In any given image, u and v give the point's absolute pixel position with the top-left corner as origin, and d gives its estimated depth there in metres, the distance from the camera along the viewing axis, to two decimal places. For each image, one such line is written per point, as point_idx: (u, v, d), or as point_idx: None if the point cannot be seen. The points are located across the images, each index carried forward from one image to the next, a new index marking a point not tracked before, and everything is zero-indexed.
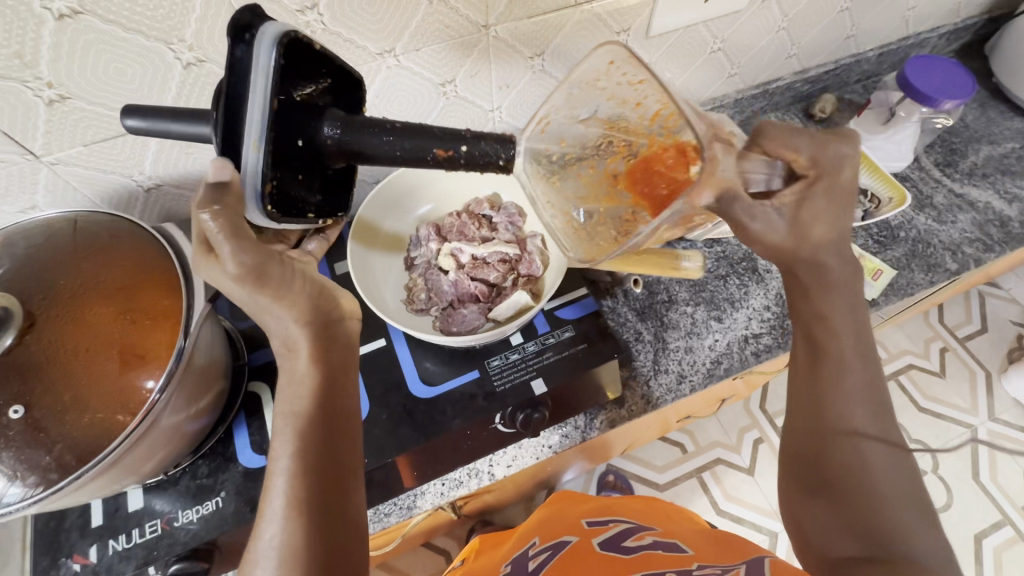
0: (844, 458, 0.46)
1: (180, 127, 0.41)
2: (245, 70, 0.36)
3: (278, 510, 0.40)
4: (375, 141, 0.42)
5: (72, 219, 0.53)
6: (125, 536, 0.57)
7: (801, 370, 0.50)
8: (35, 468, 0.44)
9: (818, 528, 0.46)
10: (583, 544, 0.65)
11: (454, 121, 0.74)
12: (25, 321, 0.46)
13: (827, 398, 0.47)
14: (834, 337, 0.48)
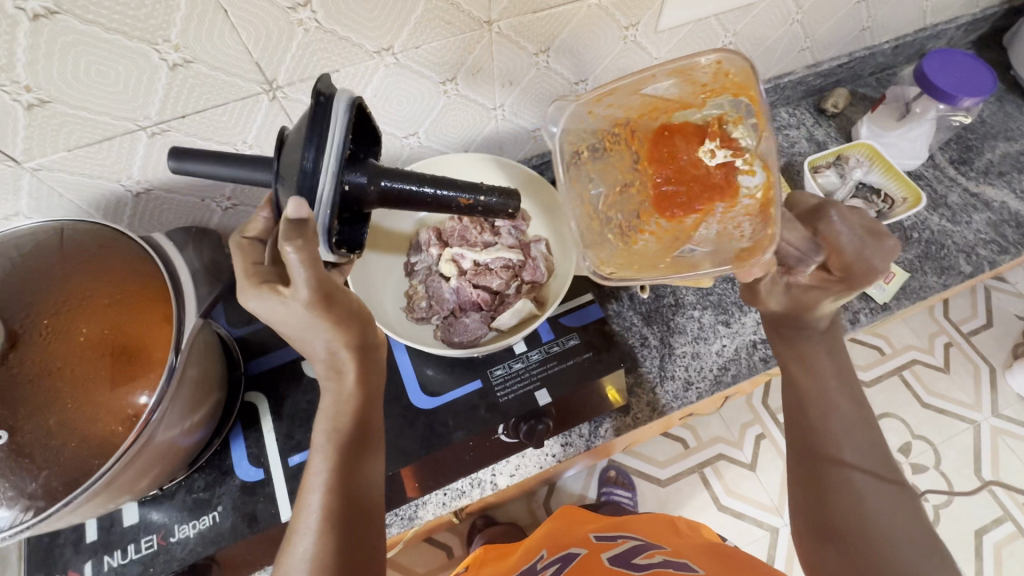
0: (842, 497, 0.51)
1: (244, 175, 0.44)
2: (323, 123, 0.39)
3: (312, 524, 0.43)
4: (410, 190, 0.48)
5: (59, 227, 0.51)
6: (121, 551, 0.56)
7: (794, 419, 0.57)
8: (23, 494, 0.42)
9: (832, 569, 0.50)
10: (593, 559, 0.68)
11: (455, 120, 0.71)
12: (8, 341, 0.43)
13: (820, 443, 0.54)
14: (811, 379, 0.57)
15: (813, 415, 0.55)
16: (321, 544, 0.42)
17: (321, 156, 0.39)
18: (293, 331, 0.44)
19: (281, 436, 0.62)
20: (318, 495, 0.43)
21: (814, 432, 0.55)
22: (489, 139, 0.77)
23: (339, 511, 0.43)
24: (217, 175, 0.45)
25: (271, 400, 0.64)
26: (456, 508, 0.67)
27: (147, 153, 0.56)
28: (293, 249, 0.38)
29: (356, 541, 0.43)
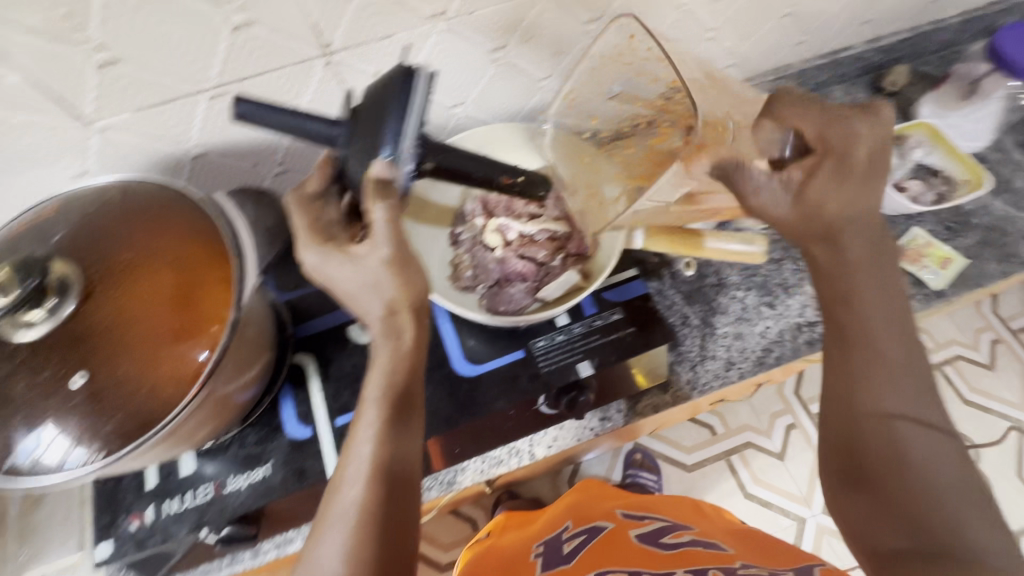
0: (881, 450, 0.46)
1: (322, 127, 0.44)
2: (409, 99, 0.41)
3: (360, 474, 0.43)
4: (463, 167, 0.50)
5: (124, 185, 0.53)
6: (180, 498, 0.58)
7: (833, 363, 0.49)
8: (99, 436, 0.45)
9: (863, 519, 0.47)
10: (619, 534, 0.67)
11: (502, 91, 0.70)
12: (84, 290, 0.46)
13: (862, 393, 0.47)
14: (858, 320, 0.48)
15: (857, 362, 0.48)
16: (369, 494, 0.43)
17: (403, 129, 0.41)
18: (356, 290, 0.45)
19: (328, 397, 0.63)
20: (367, 447, 0.44)
21: (857, 382, 0.47)
22: (534, 111, 0.77)
23: (390, 465, 0.44)
24: (284, 125, 0.43)
25: (318, 362, 0.65)
26: (493, 476, 0.69)
27: (206, 115, 0.57)
28: (382, 208, 0.42)
29: (404, 496, 0.44)
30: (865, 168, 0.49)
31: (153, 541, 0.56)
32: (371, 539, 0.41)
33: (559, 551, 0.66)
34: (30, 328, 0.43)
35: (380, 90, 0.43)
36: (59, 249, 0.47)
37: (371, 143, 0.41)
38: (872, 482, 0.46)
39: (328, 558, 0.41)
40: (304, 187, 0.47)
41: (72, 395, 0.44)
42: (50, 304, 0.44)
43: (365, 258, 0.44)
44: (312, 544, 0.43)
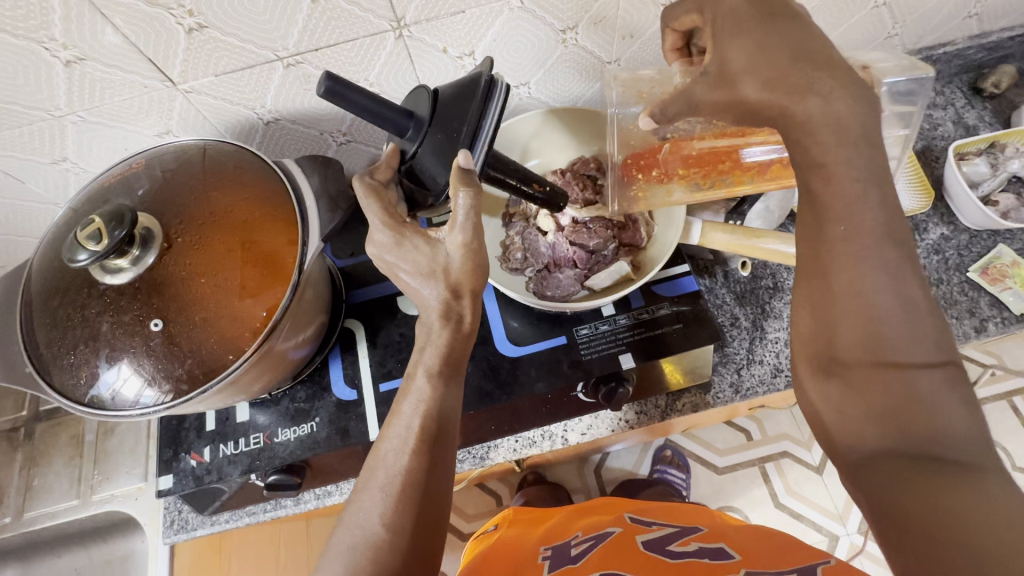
0: (857, 333, 0.37)
1: (391, 112, 0.46)
2: (488, 101, 0.46)
3: (404, 445, 0.45)
4: (509, 165, 0.53)
5: (203, 146, 0.56)
6: (234, 442, 0.62)
7: (808, 235, 0.40)
8: (171, 378, 0.48)
9: (834, 409, 0.39)
10: (625, 538, 0.60)
11: (568, 73, 0.69)
12: (164, 243, 0.49)
13: (839, 269, 0.38)
14: (841, 194, 0.38)
15: (832, 236, 0.39)
16: (413, 463, 0.44)
17: (482, 125, 0.46)
18: (418, 272, 0.47)
19: (374, 363, 0.66)
20: (413, 421, 0.46)
21: (829, 256, 0.39)
22: (597, 96, 0.75)
23: (432, 436, 0.45)
24: (364, 106, 0.44)
25: (367, 328, 0.68)
26: (525, 455, 0.70)
27: (281, 83, 0.60)
28: (465, 192, 0.44)
29: (442, 468, 0.46)
30: (753, 13, 0.43)
31: (208, 479, 0.61)
32: (408, 507, 0.43)
33: (562, 555, 0.60)
34: (118, 274, 0.47)
35: (460, 91, 0.48)
36: (145, 200, 0.51)
37: (450, 137, 0.46)
38: (847, 371, 0.38)
39: (366, 523, 0.43)
40: (374, 174, 0.49)
41: (150, 337, 0.48)
42: (135, 254, 0.47)
43: (442, 240, 0.47)
44: (352, 506, 0.45)
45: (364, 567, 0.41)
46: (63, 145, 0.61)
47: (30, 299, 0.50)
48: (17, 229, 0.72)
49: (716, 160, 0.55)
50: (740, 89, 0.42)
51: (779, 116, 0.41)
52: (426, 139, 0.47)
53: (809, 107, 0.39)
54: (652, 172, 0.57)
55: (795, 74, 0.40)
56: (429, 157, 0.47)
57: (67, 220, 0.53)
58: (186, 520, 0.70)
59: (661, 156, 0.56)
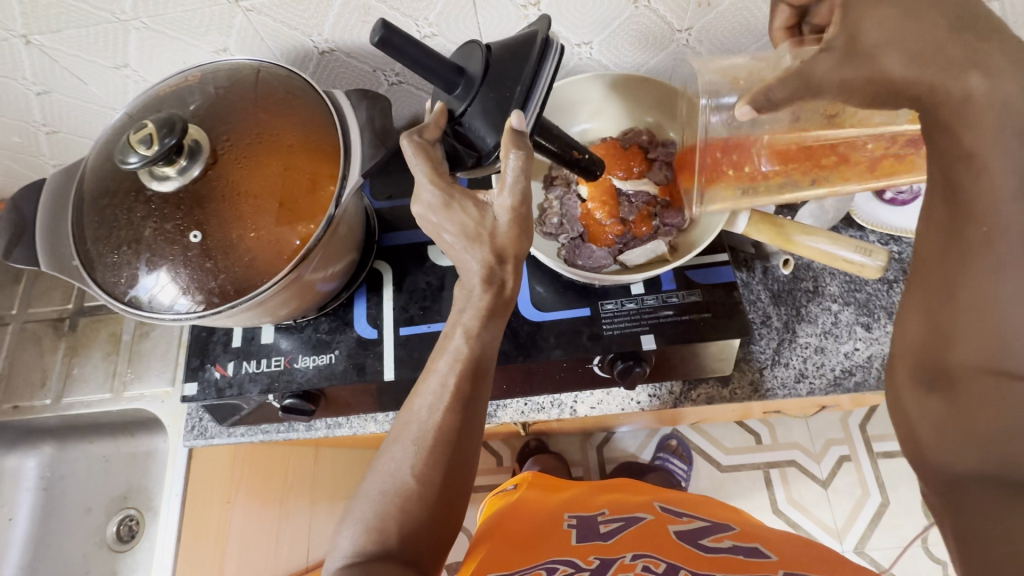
0: (977, 344, 0.35)
1: (435, 62, 0.43)
2: (543, 62, 0.45)
3: (439, 401, 0.47)
4: (547, 129, 0.51)
5: (258, 67, 0.56)
6: (256, 361, 0.65)
7: (933, 240, 0.38)
8: (203, 289, 0.50)
9: (934, 428, 0.36)
10: (657, 526, 0.64)
11: (634, 35, 0.66)
12: (210, 158, 0.50)
13: (968, 276, 0.36)
14: (972, 183, 0.35)
15: (971, 240, 0.36)
16: (445, 420, 0.46)
17: (535, 87, 0.44)
18: (462, 235, 0.47)
19: (397, 307, 0.67)
20: (448, 379, 0.47)
21: (959, 263, 0.36)
22: (662, 65, 0.72)
23: (465, 396, 0.47)
24: (414, 60, 0.42)
25: (394, 272, 0.69)
26: (531, 420, 0.72)
27: (340, 12, 0.59)
28: (514, 155, 0.43)
29: (472, 429, 0.48)
30: None
31: (228, 392, 0.63)
32: (439, 462, 0.46)
33: (590, 529, 0.66)
34: (164, 181, 0.48)
35: (512, 47, 0.46)
36: (198, 112, 0.52)
37: (503, 96, 0.45)
38: (956, 384, 0.35)
39: (397, 472, 0.46)
40: (422, 133, 0.47)
41: (189, 248, 0.49)
42: (182, 164, 0.48)
43: (489, 204, 0.47)
44: (382, 456, 0.48)
45: (392, 513, 0.44)
46: (125, 51, 0.62)
47: (81, 196, 0.52)
48: (77, 130, 0.75)
49: (815, 156, 0.49)
50: (878, 63, 0.38)
51: (927, 95, 0.37)
52: (476, 99, 0.45)
53: (969, 85, 0.35)
54: (745, 168, 0.51)
55: (949, 46, 0.36)
56: (478, 118, 0.45)
57: (122, 124, 0.54)
58: (205, 428, 0.74)
59: (755, 151, 0.50)
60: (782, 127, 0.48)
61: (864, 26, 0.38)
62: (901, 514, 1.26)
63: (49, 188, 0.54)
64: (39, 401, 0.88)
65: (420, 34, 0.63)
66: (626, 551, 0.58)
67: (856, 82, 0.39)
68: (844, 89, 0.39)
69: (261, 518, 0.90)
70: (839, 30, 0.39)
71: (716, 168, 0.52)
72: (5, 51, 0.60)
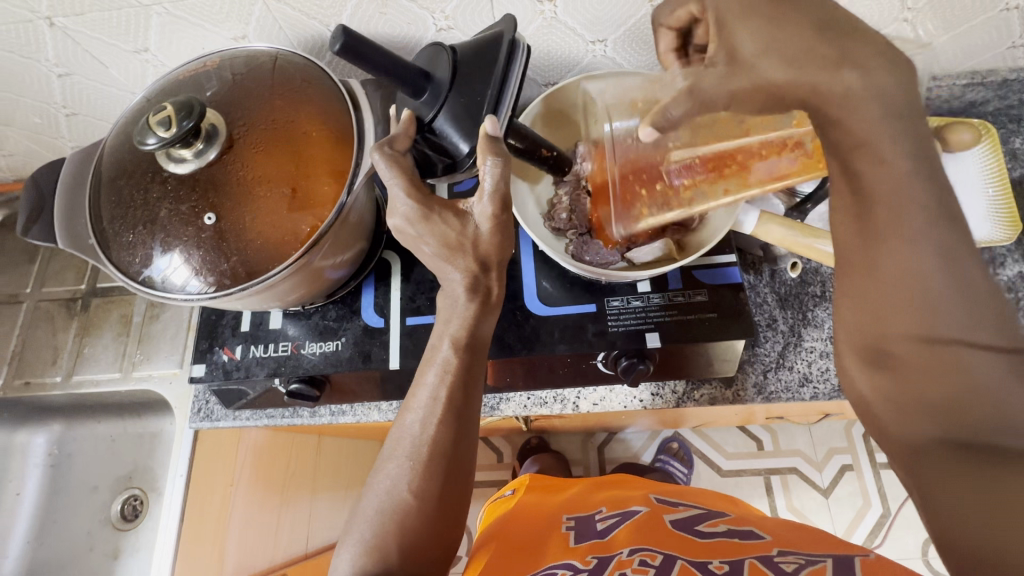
0: (906, 317, 0.33)
1: (398, 66, 0.45)
2: (511, 65, 0.47)
3: (434, 411, 0.47)
4: (520, 130, 0.55)
5: (275, 55, 0.57)
6: (264, 346, 0.66)
7: (854, 222, 0.36)
8: (215, 271, 0.51)
9: (890, 401, 0.35)
10: (654, 517, 0.64)
11: (648, 35, 0.66)
12: (226, 142, 0.50)
13: (883, 248, 0.34)
14: (872, 173, 0.35)
15: (880, 217, 0.34)
16: (439, 434, 0.47)
17: (506, 91, 0.46)
18: (443, 246, 0.47)
19: (404, 297, 0.67)
20: (439, 391, 0.48)
21: (874, 242, 0.35)
22: None
23: (458, 405, 0.48)
24: (377, 66, 0.43)
25: (402, 262, 0.69)
26: (534, 413, 0.72)
27: (358, 3, 0.59)
28: (492, 159, 0.44)
29: (466, 438, 0.49)
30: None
31: (236, 374, 0.64)
32: (435, 475, 0.47)
33: (587, 529, 0.66)
34: (181, 163, 0.49)
35: (481, 51, 0.48)
36: (216, 97, 0.53)
37: (474, 101, 0.46)
38: (899, 361, 0.34)
39: (393, 489, 0.46)
40: (394, 144, 0.47)
41: (202, 230, 0.50)
42: (199, 146, 0.49)
43: (470, 212, 0.48)
44: (376, 475, 0.49)
45: (391, 531, 0.45)
46: (145, 35, 0.63)
47: (100, 175, 0.53)
48: (95, 112, 0.76)
49: (724, 164, 0.49)
50: (761, 70, 0.38)
51: (809, 96, 0.37)
52: (445, 104, 0.47)
53: (845, 80, 0.35)
54: (658, 188, 0.51)
55: (820, 47, 0.36)
56: (451, 122, 0.47)
57: (140, 107, 0.55)
58: (211, 410, 0.75)
59: (663, 169, 0.49)
60: (683, 144, 0.48)
61: (738, 41, 0.39)
62: (902, 526, 1.25)
63: (68, 167, 0.55)
64: (50, 378, 0.90)
65: (437, 27, 0.64)
66: (623, 546, 0.58)
67: (746, 92, 0.39)
68: (735, 99, 0.40)
69: (263, 505, 0.90)
70: (719, 47, 0.40)
71: (629, 186, 0.51)
72: (29, 32, 0.61)
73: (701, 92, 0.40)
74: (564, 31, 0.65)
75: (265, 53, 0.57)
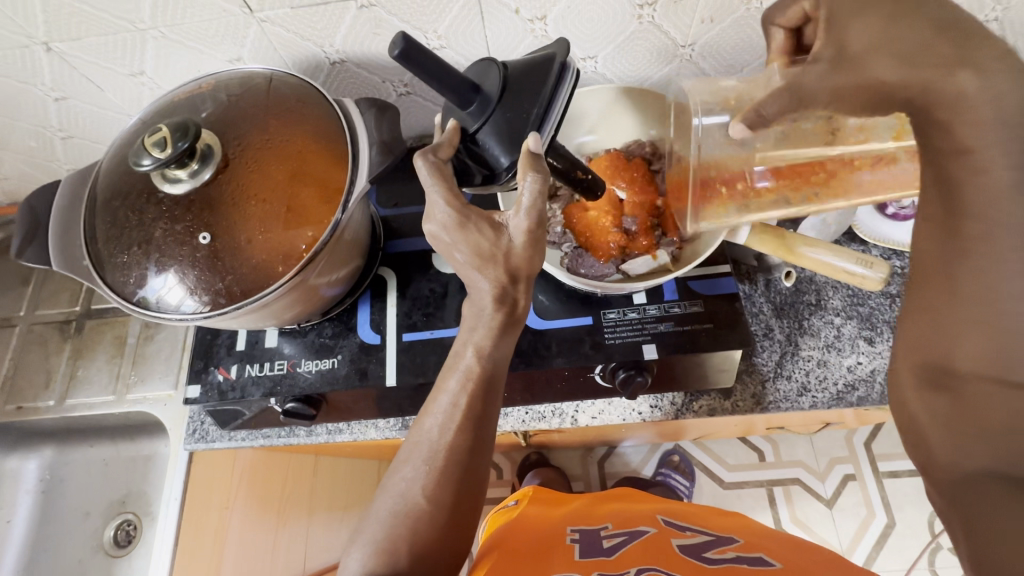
0: (975, 345, 0.35)
1: (451, 75, 0.44)
2: (562, 83, 0.46)
3: (451, 415, 0.47)
4: (559, 150, 0.52)
5: (270, 76, 0.57)
6: (259, 365, 0.65)
7: (928, 242, 0.39)
8: (210, 290, 0.51)
9: (941, 423, 0.37)
10: (661, 539, 0.63)
11: (638, 51, 0.67)
12: (221, 163, 0.51)
13: (967, 268, 0.36)
14: (971, 181, 0.36)
15: (969, 234, 0.36)
16: (457, 439, 0.47)
17: (552, 110, 0.45)
18: (475, 256, 0.46)
19: (401, 313, 0.67)
20: (459, 398, 0.47)
21: (959, 264, 0.36)
22: (663, 80, 0.73)
23: (477, 416, 0.47)
24: (431, 74, 0.43)
25: (398, 278, 0.69)
26: (532, 428, 0.72)
27: (352, 24, 0.60)
28: (531, 177, 0.43)
29: (483, 447, 0.48)
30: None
31: (231, 395, 0.64)
32: (451, 482, 0.46)
33: (593, 544, 0.65)
34: (176, 184, 0.50)
35: (530, 68, 0.47)
36: (212, 118, 0.53)
37: (520, 116, 0.45)
38: (957, 384, 0.36)
39: (408, 492, 0.46)
40: (438, 152, 0.47)
41: (197, 250, 0.50)
42: (194, 167, 0.49)
43: (506, 224, 0.47)
44: (393, 476, 0.48)
45: (404, 535, 0.44)
46: (142, 58, 0.63)
47: (94, 197, 0.53)
48: (91, 135, 0.76)
49: (807, 170, 0.49)
50: (869, 71, 0.39)
51: (920, 92, 0.37)
52: (491, 117, 0.46)
53: (961, 80, 0.36)
54: (739, 186, 0.51)
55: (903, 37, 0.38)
56: (493, 136, 0.46)
57: (137, 129, 0.55)
58: (206, 432, 0.74)
59: (747, 169, 0.50)
60: (771, 145, 0.48)
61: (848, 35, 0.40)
62: (907, 536, 1.24)
63: (63, 190, 0.55)
64: (42, 402, 0.89)
65: (429, 47, 0.64)
66: (631, 565, 0.57)
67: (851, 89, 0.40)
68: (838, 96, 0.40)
69: (259, 528, 0.89)
70: (827, 43, 0.40)
71: (707, 184, 0.52)
72: (27, 59, 0.62)
73: (800, 87, 0.39)
74: None
75: (257, 74, 0.57)
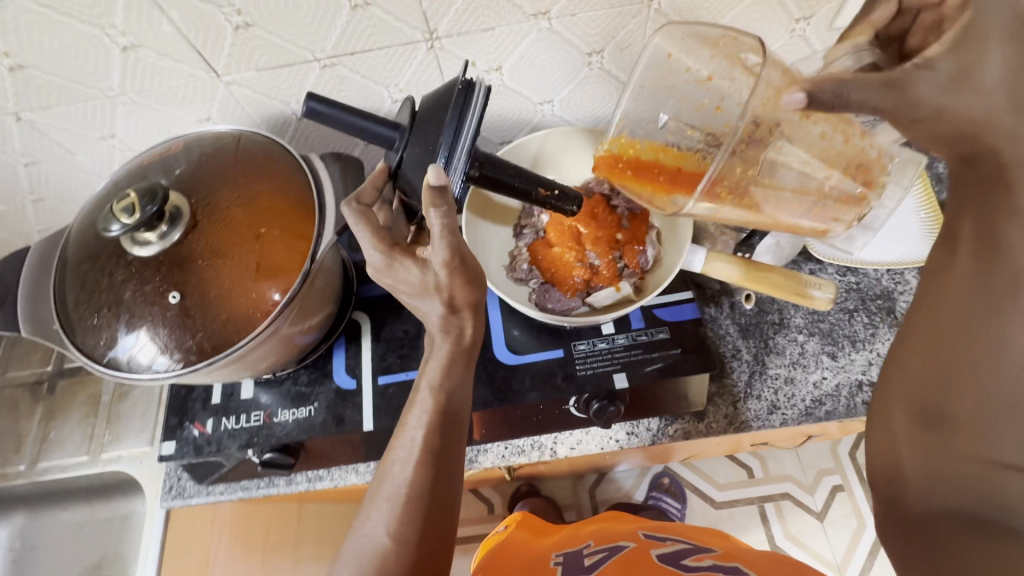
0: (976, 400, 0.38)
1: (366, 123, 0.50)
2: (465, 108, 0.47)
3: (411, 455, 0.48)
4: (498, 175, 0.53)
5: (238, 134, 0.59)
6: (235, 417, 0.65)
7: (959, 278, 0.40)
8: (182, 347, 0.51)
9: (925, 460, 0.40)
10: (641, 553, 0.64)
11: (591, 94, 0.72)
12: (190, 222, 0.52)
13: (996, 322, 0.38)
14: (1007, 227, 0.38)
15: (997, 284, 0.38)
16: (417, 474, 0.47)
17: (457, 140, 0.47)
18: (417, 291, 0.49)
19: (375, 356, 0.68)
20: (418, 432, 0.48)
21: (984, 320, 0.38)
22: None
23: (435, 450, 0.48)
24: (346, 125, 0.50)
25: (372, 321, 0.71)
26: (513, 463, 0.71)
27: (316, 82, 0.63)
28: (436, 211, 0.42)
29: (449, 478, 0.48)
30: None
31: (207, 449, 0.63)
32: (415, 520, 0.46)
33: (575, 563, 0.65)
34: (145, 246, 0.50)
35: (437, 101, 0.49)
36: (181, 178, 0.55)
37: (427, 150, 0.48)
38: (952, 424, 0.39)
39: (374, 532, 0.46)
40: (361, 198, 0.50)
41: (167, 308, 0.51)
42: (162, 229, 0.50)
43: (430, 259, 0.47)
44: (360, 518, 0.48)
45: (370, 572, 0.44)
46: (112, 122, 0.65)
47: (65, 262, 0.54)
48: (63, 197, 0.77)
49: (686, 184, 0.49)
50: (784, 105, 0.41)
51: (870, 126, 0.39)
52: (408, 151, 0.50)
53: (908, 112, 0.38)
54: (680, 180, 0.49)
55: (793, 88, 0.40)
56: (411, 172, 0.49)
57: (107, 192, 0.56)
58: (183, 488, 0.73)
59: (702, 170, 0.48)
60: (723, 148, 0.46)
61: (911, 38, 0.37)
62: None
63: (34, 255, 0.56)
64: (13, 467, 0.87)
65: (393, 99, 0.67)
66: None
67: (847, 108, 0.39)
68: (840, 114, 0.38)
69: None
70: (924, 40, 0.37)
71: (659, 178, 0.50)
72: None
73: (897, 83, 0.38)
74: (512, 95, 0.70)
75: (225, 133, 0.59)
